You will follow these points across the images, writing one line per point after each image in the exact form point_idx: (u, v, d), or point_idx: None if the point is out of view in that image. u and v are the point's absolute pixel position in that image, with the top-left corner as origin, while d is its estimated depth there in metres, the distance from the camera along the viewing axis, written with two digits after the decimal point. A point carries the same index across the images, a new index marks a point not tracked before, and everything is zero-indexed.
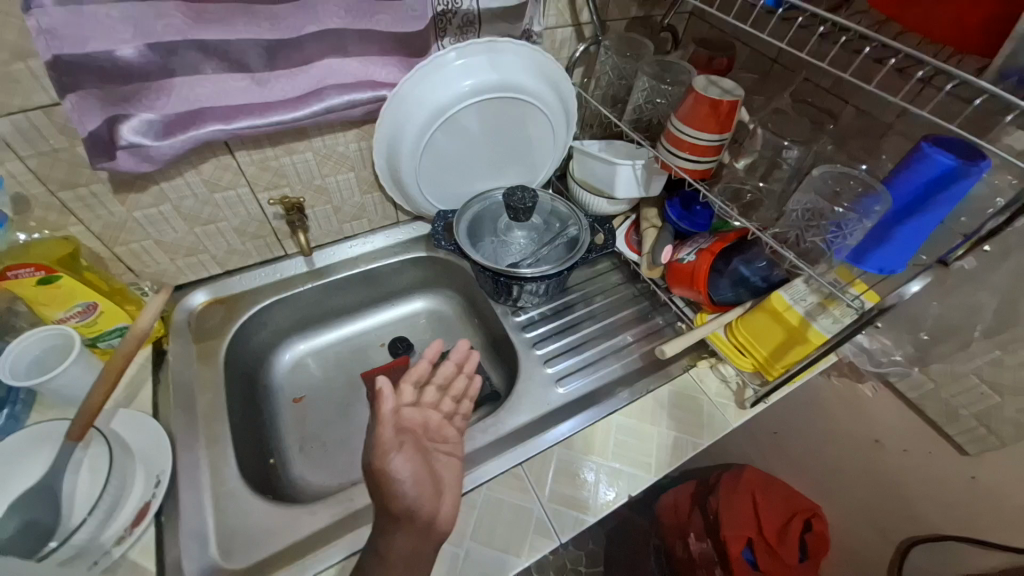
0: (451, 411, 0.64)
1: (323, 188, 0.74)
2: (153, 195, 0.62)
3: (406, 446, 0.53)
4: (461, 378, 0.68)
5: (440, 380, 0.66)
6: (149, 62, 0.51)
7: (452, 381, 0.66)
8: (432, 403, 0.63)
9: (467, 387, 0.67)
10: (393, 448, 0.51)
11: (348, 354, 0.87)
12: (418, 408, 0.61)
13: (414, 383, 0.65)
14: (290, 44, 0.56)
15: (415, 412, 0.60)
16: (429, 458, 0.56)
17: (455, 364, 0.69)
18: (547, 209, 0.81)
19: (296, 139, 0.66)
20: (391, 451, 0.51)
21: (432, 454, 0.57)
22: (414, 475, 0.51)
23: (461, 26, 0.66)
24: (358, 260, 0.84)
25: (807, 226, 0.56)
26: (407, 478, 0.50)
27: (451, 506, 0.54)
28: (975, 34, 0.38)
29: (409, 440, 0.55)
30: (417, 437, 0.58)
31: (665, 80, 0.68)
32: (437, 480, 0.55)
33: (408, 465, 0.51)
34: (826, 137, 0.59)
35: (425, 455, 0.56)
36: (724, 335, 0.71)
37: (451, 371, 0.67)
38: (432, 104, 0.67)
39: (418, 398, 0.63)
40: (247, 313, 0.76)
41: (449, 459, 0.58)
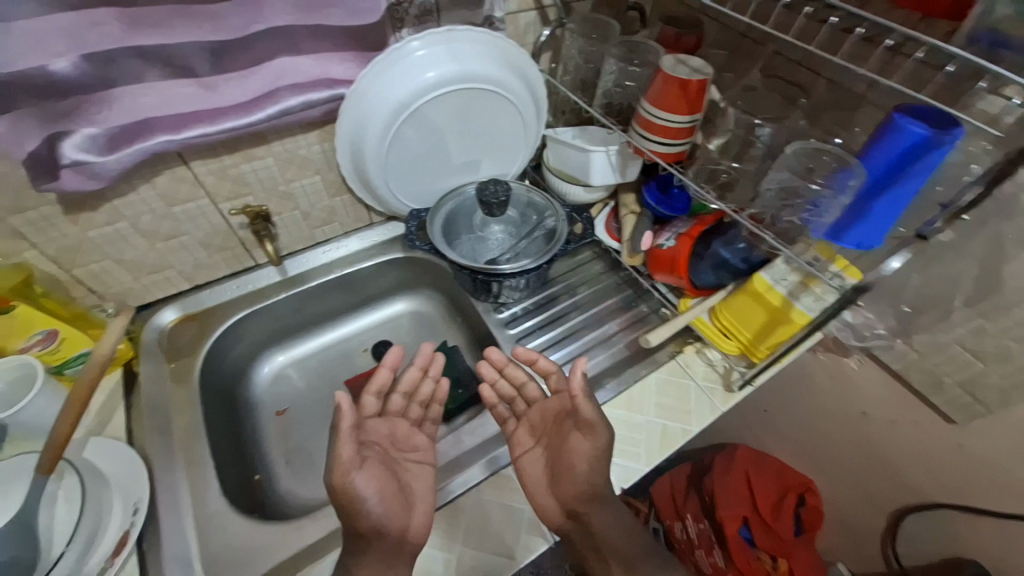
0: (419, 417, 0.67)
1: (289, 194, 0.72)
2: (108, 213, 0.59)
3: (368, 463, 0.54)
4: (428, 382, 0.67)
5: (406, 387, 0.66)
6: (86, 75, 0.48)
7: (418, 387, 0.66)
8: (400, 412, 0.65)
9: (434, 391, 0.68)
10: (353, 467, 0.52)
11: (330, 362, 0.85)
12: (385, 419, 0.63)
13: (377, 394, 0.63)
14: (236, 46, 0.53)
15: (381, 424, 0.62)
16: (397, 468, 0.59)
17: (418, 368, 0.67)
18: (524, 201, 0.79)
19: (255, 145, 0.63)
20: (352, 470, 0.52)
21: (401, 464, 0.60)
22: (381, 490, 0.54)
23: (419, 15, 0.64)
24: (333, 265, 0.82)
25: (782, 206, 0.55)
26: (373, 496, 0.53)
27: (424, 514, 0.57)
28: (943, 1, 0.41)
29: (374, 454, 0.58)
30: (385, 449, 0.60)
31: (633, 62, 0.66)
32: (408, 492, 0.58)
33: (372, 483, 0.53)
34: (798, 112, 0.59)
35: (392, 466, 0.59)
36: (708, 320, 0.70)
37: (416, 376, 0.66)
38: (394, 100, 0.64)
39: (387, 404, 0.65)
40: (221, 327, 0.74)
41: (418, 467, 0.61)
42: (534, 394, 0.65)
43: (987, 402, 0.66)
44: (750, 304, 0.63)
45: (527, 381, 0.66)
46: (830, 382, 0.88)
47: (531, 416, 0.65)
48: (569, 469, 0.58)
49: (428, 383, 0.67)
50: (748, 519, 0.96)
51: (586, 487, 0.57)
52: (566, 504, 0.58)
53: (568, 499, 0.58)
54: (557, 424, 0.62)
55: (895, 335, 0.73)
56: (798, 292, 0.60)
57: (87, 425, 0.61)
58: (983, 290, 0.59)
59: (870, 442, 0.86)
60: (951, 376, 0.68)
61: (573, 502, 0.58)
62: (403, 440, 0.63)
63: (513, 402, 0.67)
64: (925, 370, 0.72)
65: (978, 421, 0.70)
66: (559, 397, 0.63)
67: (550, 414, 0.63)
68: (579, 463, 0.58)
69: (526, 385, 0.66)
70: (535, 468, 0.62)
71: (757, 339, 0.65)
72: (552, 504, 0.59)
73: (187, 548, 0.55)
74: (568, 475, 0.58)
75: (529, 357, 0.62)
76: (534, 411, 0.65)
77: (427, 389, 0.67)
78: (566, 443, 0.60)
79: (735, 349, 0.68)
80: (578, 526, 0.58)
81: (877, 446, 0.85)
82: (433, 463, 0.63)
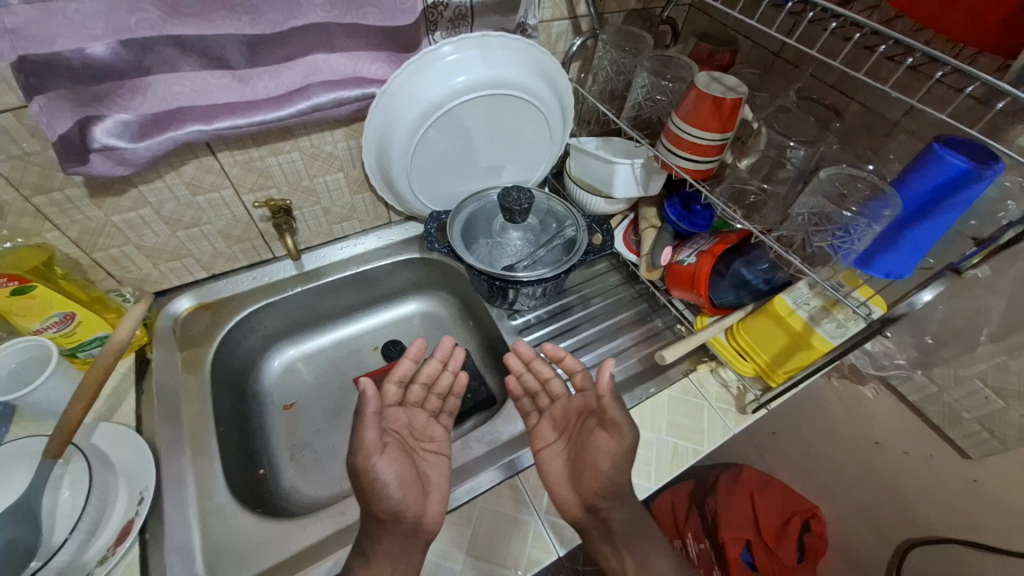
0: (437, 408, 0.69)
1: (311, 188, 0.72)
2: (132, 198, 0.59)
3: (388, 448, 0.56)
4: (446, 375, 0.69)
5: (425, 379, 0.68)
6: (122, 60, 0.48)
7: (436, 379, 0.69)
8: (419, 403, 0.67)
9: (452, 384, 0.70)
10: (374, 451, 0.54)
11: (340, 358, 0.85)
12: (404, 409, 0.65)
13: (400, 382, 0.67)
14: (271, 40, 0.53)
15: (400, 413, 0.64)
16: (414, 456, 0.61)
17: (439, 361, 0.69)
18: (544, 209, 0.79)
19: (282, 139, 0.63)
20: (374, 454, 0.54)
21: (418, 452, 0.62)
22: (399, 477, 0.55)
23: (453, 19, 0.63)
24: (349, 262, 0.81)
25: (813, 229, 0.53)
26: (392, 480, 0.54)
27: (439, 504, 0.58)
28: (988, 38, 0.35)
29: (394, 441, 0.59)
30: (404, 437, 0.62)
31: (665, 77, 0.65)
32: (425, 480, 0.59)
33: (391, 470, 0.55)
34: (832, 136, 0.57)
35: (411, 454, 0.60)
36: (724, 339, 0.70)
37: (435, 369, 0.68)
38: (423, 101, 0.64)
39: (405, 395, 0.67)
40: (234, 318, 0.74)
41: (436, 458, 0.62)
42: (558, 391, 0.67)
43: (1005, 439, 0.65)
44: (771, 326, 0.63)
45: (552, 377, 0.67)
46: (843, 408, 0.87)
47: (554, 411, 0.66)
48: (592, 464, 0.58)
49: (445, 375, 0.69)
50: (752, 542, 0.95)
51: (608, 484, 0.57)
52: (586, 498, 0.58)
53: (588, 494, 0.58)
54: (579, 420, 0.63)
55: (914, 366, 0.72)
56: (819, 317, 0.59)
57: (97, 410, 0.61)
58: (1009, 326, 0.58)
59: (882, 470, 0.84)
60: (970, 411, 0.67)
61: (593, 497, 0.57)
62: (419, 431, 0.65)
63: (537, 395, 0.68)
64: (942, 404, 0.71)
65: (993, 457, 0.68)
66: (584, 395, 0.64)
67: (574, 410, 0.64)
68: (602, 460, 0.57)
69: (551, 381, 0.68)
70: (555, 463, 0.62)
71: (775, 362, 0.64)
72: (571, 498, 0.59)
73: (189, 540, 0.54)
74: (591, 471, 0.58)
75: (557, 354, 0.65)
76: (557, 406, 0.66)
77: (446, 380, 0.69)
78: (590, 440, 0.60)
79: (751, 371, 0.67)
80: (594, 522, 0.56)
81: (889, 476, 0.84)
82: (447, 454, 0.63)
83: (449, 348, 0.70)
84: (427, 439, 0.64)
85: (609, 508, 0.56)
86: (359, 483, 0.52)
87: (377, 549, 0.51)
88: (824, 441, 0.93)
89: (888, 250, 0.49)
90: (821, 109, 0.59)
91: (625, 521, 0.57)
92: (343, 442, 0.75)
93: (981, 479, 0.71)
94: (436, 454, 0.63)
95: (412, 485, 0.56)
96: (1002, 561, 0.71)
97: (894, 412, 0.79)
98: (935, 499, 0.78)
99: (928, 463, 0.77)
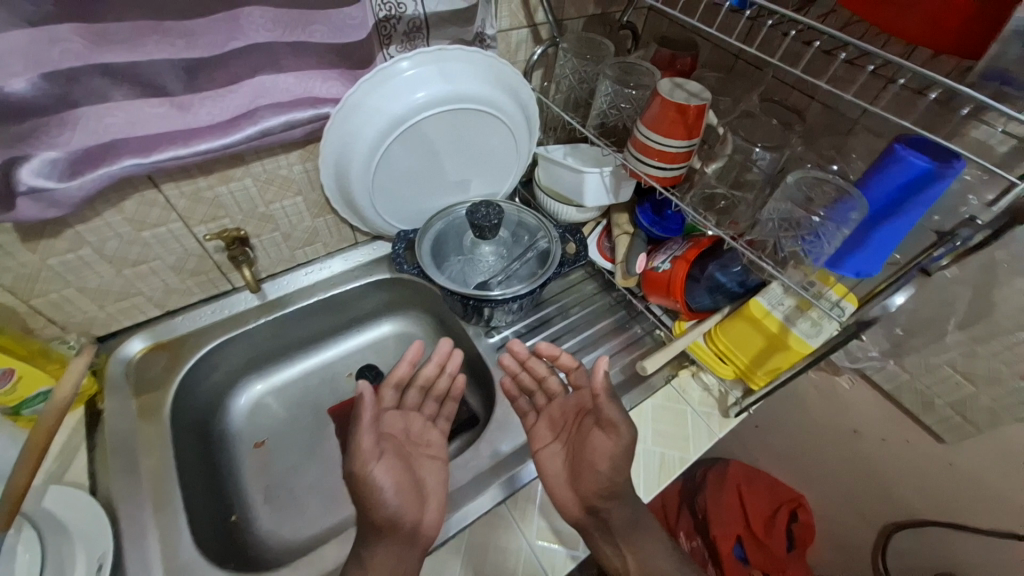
0: (433, 412, 0.69)
1: (269, 215, 0.68)
2: (68, 239, 0.55)
3: (385, 455, 0.56)
4: (444, 379, 0.69)
5: (423, 382, 0.68)
6: (45, 95, 0.43)
7: (435, 382, 0.68)
8: (416, 407, 0.68)
9: (450, 388, 0.69)
10: (372, 457, 0.53)
11: (313, 388, 0.81)
12: (402, 413, 0.66)
13: (396, 387, 0.67)
14: (212, 63, 0.50)
15: (397, 417, 0.64)
16: (412, 462, 0.60)
17: (436, 364, 0.68)
18: (514, 221, 0.77)
19: (232, 165, 0.60)
20: (371, 460, 0.53)
21: (416, 457, 0.62)
22: (397, 482, 0.54)
23: (407, 32, 0.61)
24: (315, 287, 0.78)
25: (784, 232, 0.53)
26: (389, 487, 0.53)
27: (436, 510, 0.57)
28: (956, 34, 0.33)
29: (391, 447, 0.59)
30: (401, 442, 0.62)
31: (628, 84, 0.64)
32: (423, 485, 0.58)
33: (388, 475, 0.54)
34: (796, 137, 0.57)
35: (408, 459, 0.60)
36: (703, 344, 0.69)
37: (433, 372, 0.68)
38: (381, 120, 0.61)
39: (404, 399, 0.68)
40: (194, 357, 0.69)
41: (432, 462, 0.62)
42: (555, 388, 0.67)
43: (978, 422, 0.67)
44: (748, 329, 0.62)
45: (551, 374, 0.67)
46: (821, 399, 0.89)
47: (551, 410, 0.66)
48: (590, 466, 0.57)
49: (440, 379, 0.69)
50: (742, 537, 0.97)
51: (607, 485, 0.56)
52: (586, 499, 0.57)
53: (588, 495, 0.57)
54: (578, 420, 0.63)
55: (887, 357, 0.74)
56: (794, 317, 0.59)
57: (46, 470, 0.56)
58: (975, 314, 0.60)
59: (862, 457, 0.86)
60: (943, 397, 0.69)
61: (593, 498, 0.57)
62: (416, 435, 0.65)
63: (534, 394, 0.68)
64: (915, 391, 0.72)
65: (967, 440, 0.70)
66: (581, 393, 0.64)
67: (571, 409, 0.64)
68: (601, 461, 0.57)
69: (548, 379, 0.67)
70: (555, 462, 0.62)
71: (754, 364, 0.64)
72: (571, 499, 0.59)
73: None
74: (589, 472, 0.57)
75: (552, 353, 0.63)
76: (555, 405, 0.66)
77: (443, 383, 0.69)
78: (586, 441, 0.59)
79: (731, 374, 0.67)
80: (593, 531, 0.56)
81: (869, 462, 0.85)
82: (444, 458, 0.63)
83: (446, 352, 0.69)
84: (423, 444, 0.64)
85: (609, 508, 0.57)
86: (357, 493, 0.52)
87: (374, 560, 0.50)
88: (805, 432, 0.94)
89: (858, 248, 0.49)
90: (783, 111, 0.59)
91: (623, 524, 0.57)
92: (319, 478, 0.71)
93: (957, 461, 0.74)
94: (436, 461, 0.62)
95: (410, 492, 0.55)
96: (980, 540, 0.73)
97: (869, 400, 0.80)
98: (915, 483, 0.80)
99: (905, 449, 0.79)
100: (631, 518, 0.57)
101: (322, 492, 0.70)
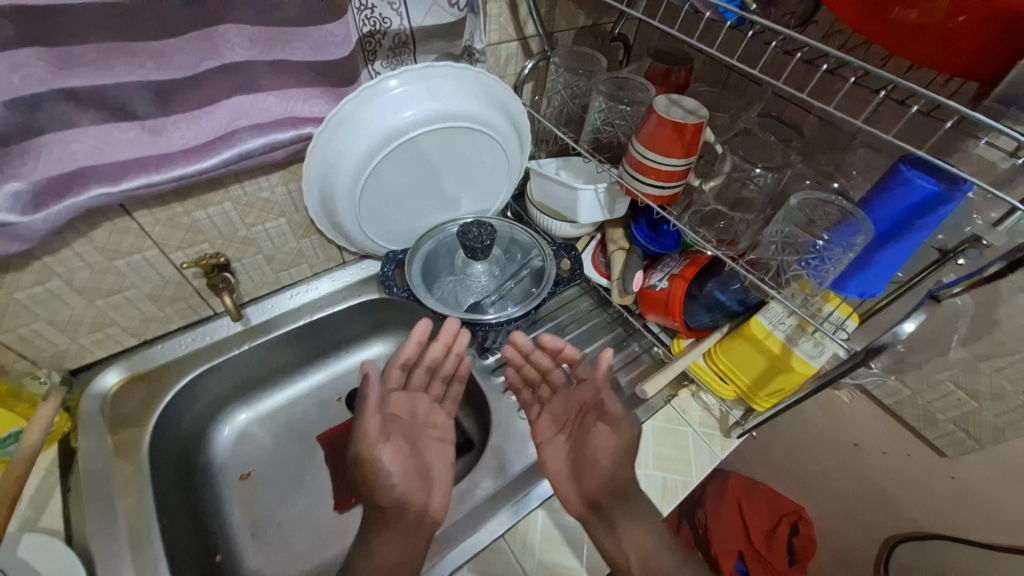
0: (441, 393, 0.71)
1: (250, 237, 0.65)
2: (35, 272, 0.51)
3: (392, 437, 0.59)
4: (451, 360, 0.69)
5: (429, 363, 0.68)
6: (4, 123, 0.40)
7: (442, 364, 0.68)
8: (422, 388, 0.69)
9: (456, 368, 0.69)
10: (378, 441, 0.57)
11: (302, 415, 0.78)
12: (407, 393, 0.67)
13: (402, 366, 0.66)
14: (186, 84, 0.47)
15: (403, 399, 0.66)
16: (417, 445, 0.64)
17: (442, 345, 0.67)
18: (507, 238, 0.76)
19: (210, 189, 0.57)
20: (378, 443, 0.57)
21: (422, 440, 0.65)
22: (403, 467, 0.58)
23: (393, 47, 0.59)
24: (302, 310, 0.75)
25: (787, 254, 0.52)
26: (396, 470, 0.57)
27: (441, 497, 0.60)
28: (972, 64, 0.33)
29: (398, 430, 0.62)
30: (406, 423, 0.65)
31: (622, 101, 0.62)
32: (428, 471, 0.62)
33: (396, 459, 0.58)
34: (795, 155, 0.56)
35: (414, 441, 0.64)
36: (703, 363, 0.68)
37: (439, 354, 0.67)
38: (366, 139, 0.59)
39: (411, 378, 0.68)
40: (173, 388, 0.66)
41: (439, 444, 0.66)
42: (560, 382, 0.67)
43: (981, 438, 0.65)
44: (749, 349, 0.61)
45: (554, 367, 0.67)
46: (820, 412, 0.87)
47: (554, 405, 0.67)
48: (592, 463, 0.58)
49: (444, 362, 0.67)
50: (744, 553, 0.97)
51: (611, 483, 0.56)
52: (589, 496, 0.57)
53: (591, 491, 0.57)
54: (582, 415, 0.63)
55: (888, 371, 0.72)
56: (796, 336, 0.57)
57: (19, 517, 0.53)
58: (979, 329, 0.58)
59: (863, 469, 0.85)
60: (945, 412, 0.68)
61: (598, 493, 0.57)
62: (422, 417, 0.68)
63: (538, 387, 0.68)
64: (917, 405, 0.71)
65: (969, 456, 0.69)
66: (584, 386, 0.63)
67: (574, 404, 0.64)
68: (603, 458, 0.58)
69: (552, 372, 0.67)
70: (557, 460, 0.62)
71: (756, 385, 0.62)
72: (573, 494, 0.58)
73: None
74: (592, 470, 0.58)
75: (555, 345, 0.64)
76: (557, 401, 0.66)
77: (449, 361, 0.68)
78: (589, 436, 0.60)
79: (732, 394, 0.66)
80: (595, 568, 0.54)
81: (869, 475, 0.84)
82: (451, 440, 0.67)
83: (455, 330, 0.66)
84: (428, 428, 0.67)
85: (609, 511, 0.56)
86: (364, 473, 0.56)
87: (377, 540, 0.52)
88: (805, 444, 0.93)
89: (866, 268, 0.48)
90: (780, 127, 0.58)
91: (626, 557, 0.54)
92: (310, 510, 0.69)
93: (958, 475, 0.72)
94: (443, 443, 0.67)
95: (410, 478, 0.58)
96: (984, 556, 0.72)
97: (869, 413, 0.79)
98: (917, 497, 0.79)
99: (905, 463, 0.78)
100: (636, 528, 0.55)
101: (313, 526, 0.67)
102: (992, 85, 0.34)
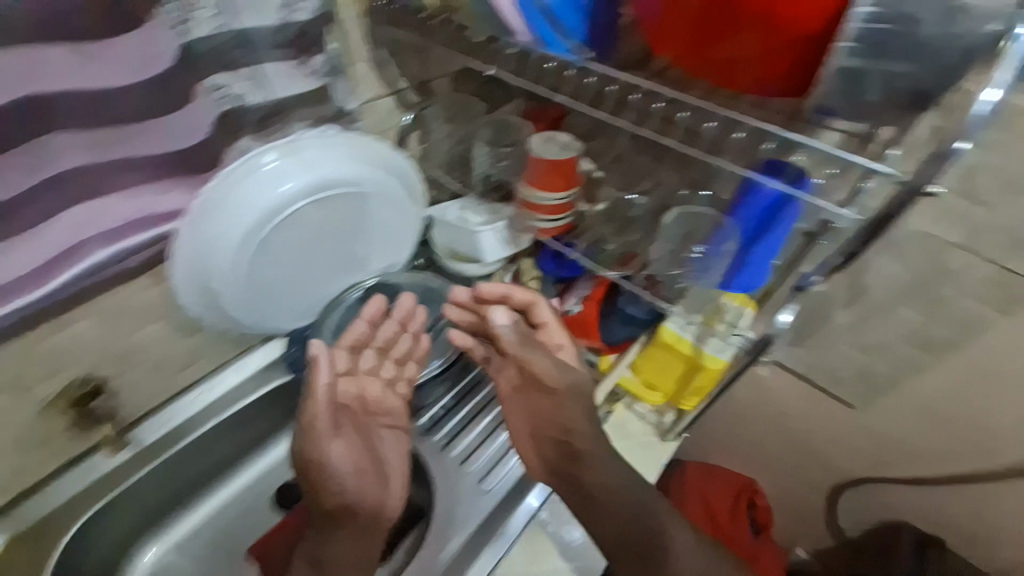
0: (393, 375, 0.69)
1: (131, 348, 0.59)
2: None
3: (343, 430, 0.60)
4: (404, 338, 0.70)
5: (381, 342, 0.68)
6: None
7: (395, 342, 0.69)
8: (373, 371, 0.67)
9: (411, 348, 0.70)
10: (327, 436, 0.57)
11: (228, 528, 0.70)
12: (357, 378, 0.66)
13: (350, 348, 0.66)
14: (9, 205, 0.42)
15: (349, 384, 0.64)
16: (369, 432, 0.64)
17: (397, 323, 0.69)
18: (422, 289, 0.75)
19: (64, 310, 0.51)
20: (326, 439, 0.57)
21: (372, 428, 0.65)
22: (355, 463, 0.59)
23: (262, 120, 0.57)
24: (206, 412, 0.68)
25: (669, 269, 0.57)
26: (346, 464, 0.58)
27: (399, 488, 0.63)
28: (786, 68, 0.34)
29: (348, 421, 0.62)
30: (358, 413, 0.64)
31: (502, 143, 0.66)
32: (381, 462, 0.63)
33: (346, 451, 0.59)
34: (668, 168, 0.59)
35: (365, 432, 0.63)
36: (631, 376, 0.69)
37: (393, 331, 0.69)
38: (240, 224, 0.55)
39: (362, 362, 0.67)
40: (60, 542, 0.57)
41: (393, 434, 0.66)
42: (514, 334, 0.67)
43: (880, 386, 0.72)
44: (668, 355, 0.64)
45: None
46: (747, 389, 0.91)
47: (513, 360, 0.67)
48: (548, 417, 0.63)
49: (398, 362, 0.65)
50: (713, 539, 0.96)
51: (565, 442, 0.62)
52: (551, 464, 0.62)
53: (554, 461, 0.61)
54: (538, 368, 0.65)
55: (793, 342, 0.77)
56: (704, 336, 0.60)
57: None
58: (855, 293, 0.64)
59: (794, 433, 0.90)
60: (846, 369, 0.74)
61: (561, 465, 0.61)
62: (374, 403, 0.66)
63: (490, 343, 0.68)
64: (823, 368, 0.76)
65: (875, 405, 0.75)
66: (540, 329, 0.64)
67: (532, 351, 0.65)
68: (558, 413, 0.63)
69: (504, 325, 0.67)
70: (518, 417, 0.65)
71: (681, 386, 0.65)
72: (536, 464, 0.63)
73: None
74: (548, 422, 0.63)
75: (501, 291, 0.63)
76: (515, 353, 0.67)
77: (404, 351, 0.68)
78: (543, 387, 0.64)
79: (661, 398, 0.68)
80: None
81: (801, 436, 0.90)
82: (403, 428, 0.67)
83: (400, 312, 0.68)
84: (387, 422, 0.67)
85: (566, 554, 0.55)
86: (310, 470, 0.57)
87: (335, 543, 0.55)
88: (741, 420, 0.98)
89: (746, 264, 0.51)
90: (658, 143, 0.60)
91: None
92: None
93: (872, 424, 0.78)
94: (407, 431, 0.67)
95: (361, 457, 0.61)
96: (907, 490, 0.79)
97: (788, 384, 0.84)
98: (843, 448, 0.85)
99: (827, 419, 0.84)
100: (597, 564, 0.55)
101: None
102: (806, 92, 0.34)
